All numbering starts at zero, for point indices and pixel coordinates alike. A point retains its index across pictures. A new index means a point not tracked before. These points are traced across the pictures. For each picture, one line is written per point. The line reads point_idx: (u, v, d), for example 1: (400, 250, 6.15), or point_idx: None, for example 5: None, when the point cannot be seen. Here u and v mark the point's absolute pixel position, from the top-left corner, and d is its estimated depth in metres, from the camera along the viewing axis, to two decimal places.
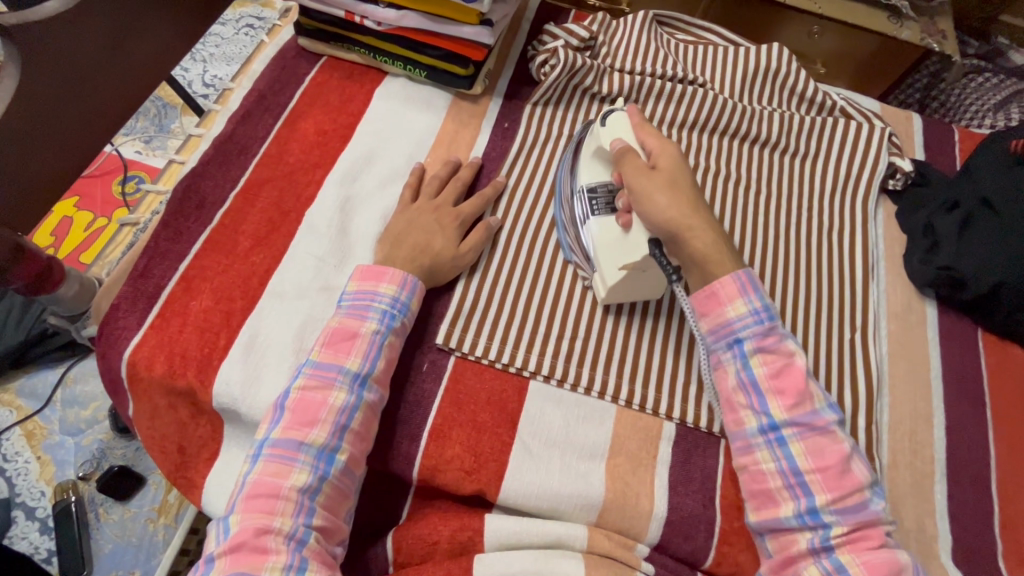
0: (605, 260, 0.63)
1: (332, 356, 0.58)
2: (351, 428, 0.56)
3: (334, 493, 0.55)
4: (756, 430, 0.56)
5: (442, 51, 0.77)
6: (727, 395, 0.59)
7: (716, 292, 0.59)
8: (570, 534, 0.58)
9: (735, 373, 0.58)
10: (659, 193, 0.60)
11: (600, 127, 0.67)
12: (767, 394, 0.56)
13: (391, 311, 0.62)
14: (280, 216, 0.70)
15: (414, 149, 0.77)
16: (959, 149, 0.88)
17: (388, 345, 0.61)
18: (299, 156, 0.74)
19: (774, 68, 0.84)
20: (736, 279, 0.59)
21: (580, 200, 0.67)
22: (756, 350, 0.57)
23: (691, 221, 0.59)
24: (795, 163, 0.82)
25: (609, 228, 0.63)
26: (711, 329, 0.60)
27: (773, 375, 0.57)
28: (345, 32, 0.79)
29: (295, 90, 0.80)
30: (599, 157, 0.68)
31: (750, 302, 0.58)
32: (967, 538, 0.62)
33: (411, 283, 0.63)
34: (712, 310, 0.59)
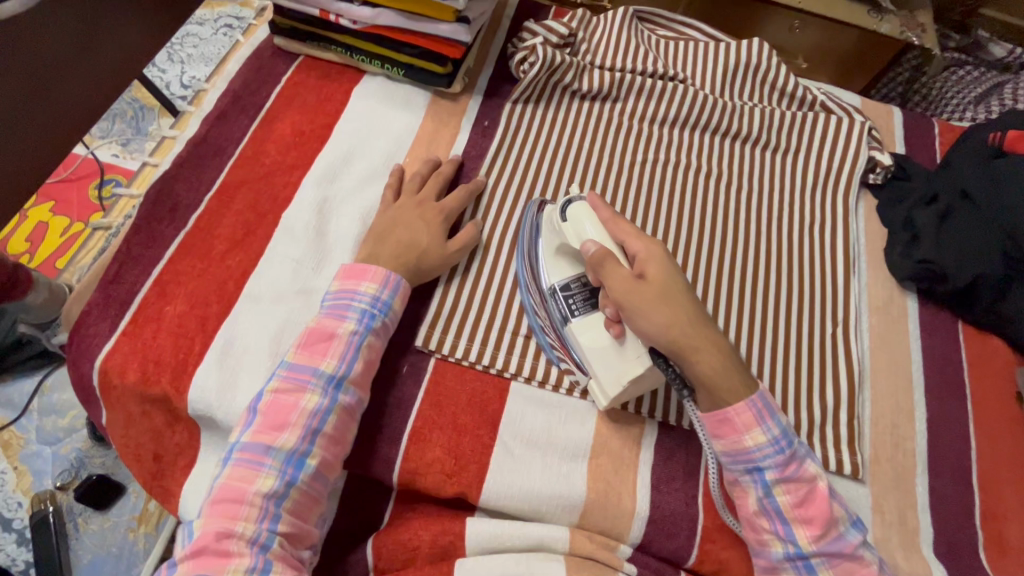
0: (605, 372, 0.58)
1: (307, 358, 0.57)
2: (324, 432, 0.55)
3: (302, 498, 0.54)
4: (782, 556, 0.53)
5: (419, 49, 0.76)
6: (749, 518, 0.55)
7: (731, 417, 0.54)
8: (552, 535, 0.58)
9: (757, 499, 0.54)
10: (656, 311, 0.53)
11: (564, 222, 0.61)
12: (793, 522, 0.53)
13: (372, 311, 0.61)
14: (257, 218, 0.69)
15: (393, 148, 0.77)
16: (939, 142, 0.89)
17: (369, 345, 0.60)
18: (276, 157, 0.73)
19: (754, 63, 0.84)
20: (752, 405, 0.54)
21: (554, 299, 0.63)
22: (778, 480, 0.53)
23: (697, 343, 0.53)
24: (776, 159, 0.81)
25: (598, 335, 0.59)
26: (728, 455, 0.55)
27: (798, 503, 0.53)
28: (321, 30, 0.78)
29: (271, 90, 0.78)
30: (565, 251, 0.64)
31: (768, 430, 0.54)
32: (948, 531, 0.62)
33: (394, 281, 0.63)
34: (726, 435, 0.54)
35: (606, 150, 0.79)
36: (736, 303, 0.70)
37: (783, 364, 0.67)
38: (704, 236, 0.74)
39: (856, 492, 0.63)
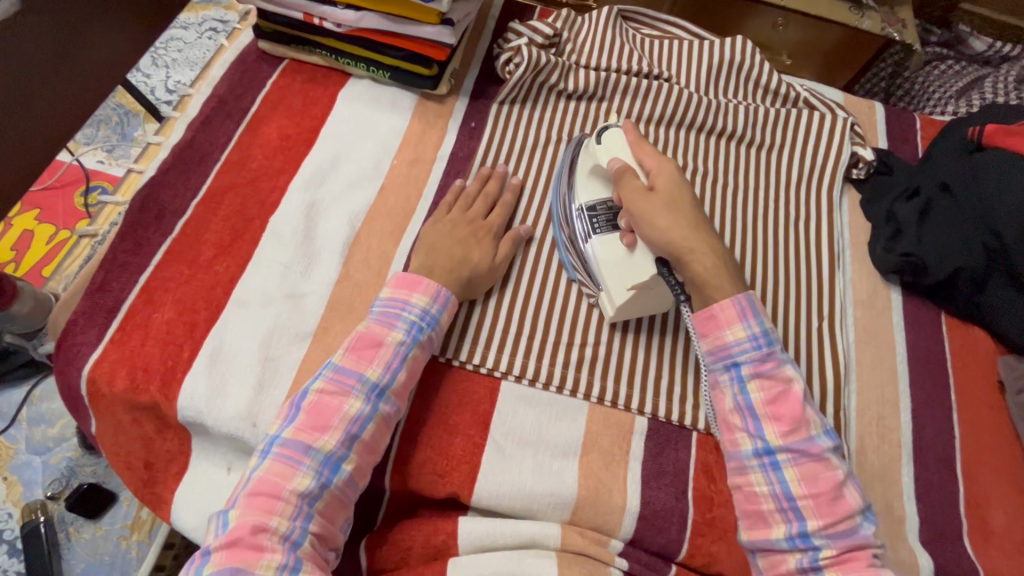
0: (612, 281, 0.63)
1: (355, 363, 0.57)
2: (361, 438, 0.56)
3: (333, 500, 0.54)
4: (751, 453, 0.55)
5: (404, 52, 0.76)
6: (723, 416, 0.57)
7: (716, 314, 0.57)
8: (544, 533, 0.58)
9: (732, 395, 0.56)
10: (661, 215, 0.59)
11: (598, 145, 0.66)
12: (764, 418, 0.55)
13: (420, 324, 0.61)
14: (244, 223, 0.69)
15: (380, 151, 0.77)
16: (920, 137, 0.90)
17: (413, 358, 0.60)
18: (262, 162, 0.73)
19: (738, 61, 0.85)
20: (737, 303, 0.57)
21: (580, 218, 0.67)
22: (753, 375, 0.56)
23: (693, 245, 0.58)
24: (761, 155, 0.82)
25: (612, 248, 0.64)
26: (710, 352, 0.58)
27: (770, 400, 0.55)
28: (305, 34, 0.78)
29: (256, 95, 0.78)
30: (597, 174, 0.68)
31: (749, 327, 0.56)
32: (932, 519, 0.63)
33: (444, 295, 0.63)
34: (710, 332, 0.57)
35: None
36: None
37: None
38: None
39: None
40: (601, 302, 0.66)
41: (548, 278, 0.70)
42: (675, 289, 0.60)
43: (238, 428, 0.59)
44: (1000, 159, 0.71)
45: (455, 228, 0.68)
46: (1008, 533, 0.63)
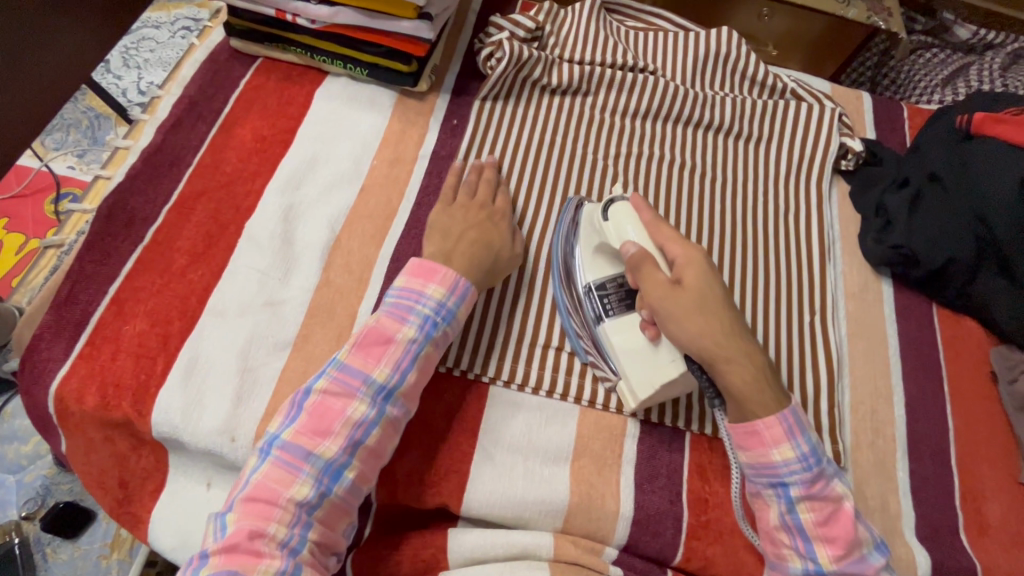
0: (635, 373, 0.58)
1: (362, 363, 0.55)
2: (365, 444, 0.54)
3: (333, 509, 0.53)
4: (801, 572, 0.52)
5: (381, 48, 0.74)
6: (769, 531, 0.54)
7: (759, 430, 0.52)
8: (536, 541, 0.57)
9: (779, 513, 0.53)
10: (691, 318, 0.53)
11: (605, 221, 0.61)
12: (815, 540, 0.52)
13: (434, 318, 0.59)
14: (218, 229, 0.66)
15: (359, 150, 0.74)
16: (908, 126, 0.89)
17: (426, 355, 0.58)
18: (236, 165, 0.71)
19: (724, 53, 0.83)
20: (784, 419, 0.52)
21: (590, 298, 0.63)
22: (803, 496, 0.52)
23: (729, 352, 0.53)
24: (750, 149, 0.81)
25: (632, 337, 0.59)
26: (753, 467, 0.53)
27: (821, 521, 0.52)
28: (279, 31, 0.75)
29: (229, 94, 0.76)
30: (604, 252, 0.63)
31: (798, 446, 0.52)
32: (928, 513, 0.63)
33: (461, 288, 0.61)
34: (753, 447, 0.53)
35: (579, 146, 0.77)
36: None
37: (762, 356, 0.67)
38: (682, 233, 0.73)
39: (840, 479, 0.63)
40: (619, 392, 0.61)
41: (535, 281, 0.68)
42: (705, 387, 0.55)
43: (216, 444, 0.57)
44: (988, 147, 0.70)
45: (468, 216, 0.66)
46: (1004, 525, 0.63)
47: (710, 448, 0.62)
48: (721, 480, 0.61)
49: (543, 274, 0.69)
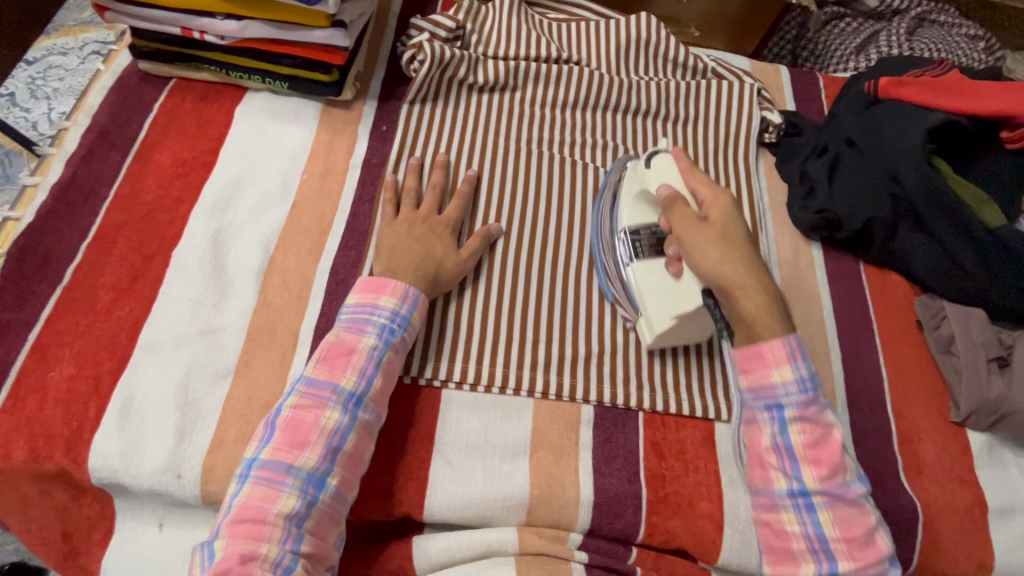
0: (655, 308, 0.63)
1: (328, 374, 0.55)
2: (343, 450, 0.54)
3: (323, 519, 0.52)
4: (786, 493, 0.55)
5: (299, 59, 0.72)
6: (758, 455, 0.57)
7: (763, 352, 0.56)
8: (501, 539, 0.57)
9: (770, 435, 0.56)
10: (712, 248, 0.59)
11: (647, 169, 0.67)
12: (802, 461, 0.54)
13: (391, 326, 0.59)
14: (144, 261, 0.64)
15: (287, 166, 0.72)
16: (824, 95, 0.93)
17: (388, 363, 0.58)
18: (158, 192, 0.68)
19: (645, 37, 0.85)
20: (786, 344, 0.56)
21: (621, 242, 0.67)
22: (796, 418, 0.55)
23: (742, 282, 0.58)
24: (679, 130, 0.83)
25: (657, 275, 0.63)
26: (752, 389, 0.57)
27: (811, 444, 0.55)
28: (188, 50, 0.73)
29: (143, 120, 0.73)
30: (644, 200, 0.68)
31: (797, 369, 0.55)
32: (870, 461, 0.66)
33: (413, 295, 0.61)
34: (754, 369, 0.57)
35: (511, 140, 0.78)
36: None
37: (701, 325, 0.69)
38: None
39: None
40: (639, 327, 0.66)
41: (478, 280, 0.69)
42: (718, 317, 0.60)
43: (161, 483, 0.55)
44: (895, 112, 0.75)
45: (412, 228, 0.67)
46: (938, 463, 0.67)
47: (662, 424, 0.64)
48: (675, 454, 0.62)
49: (488, 273, 0.69)
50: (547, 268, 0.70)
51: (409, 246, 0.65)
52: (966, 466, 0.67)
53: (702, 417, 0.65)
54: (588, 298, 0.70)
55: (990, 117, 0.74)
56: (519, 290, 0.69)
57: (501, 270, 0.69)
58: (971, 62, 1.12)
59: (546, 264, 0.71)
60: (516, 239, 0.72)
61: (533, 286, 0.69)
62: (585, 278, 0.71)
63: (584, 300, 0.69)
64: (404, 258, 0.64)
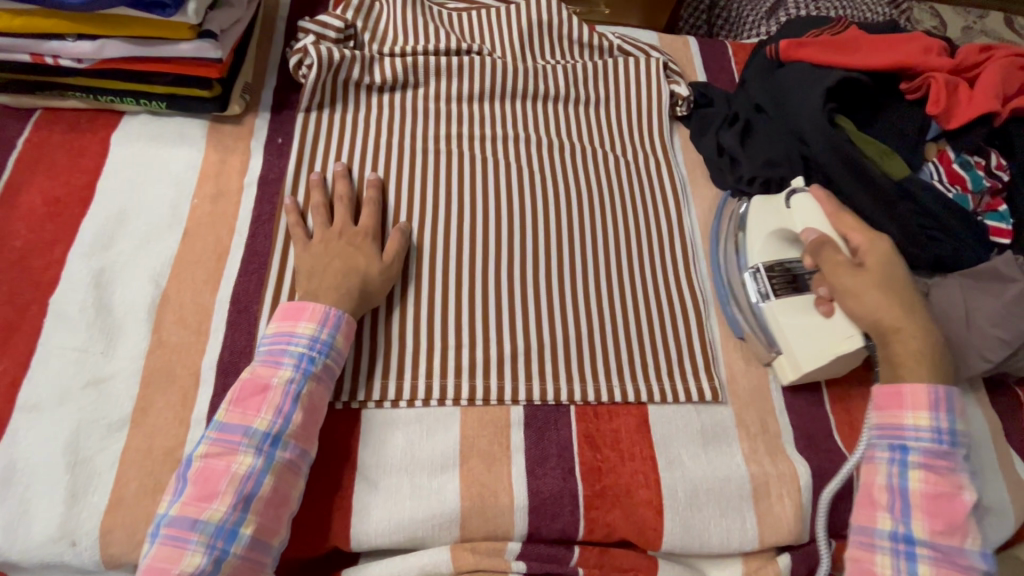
0: (803, 346, 0.63)
1: (239, 417, 0.52)
2: (259, 495, 0.50)
3: (239, 572, 0.48)
4: (888, 534, 0.54)
5: (171, 76, 0.67)
6: (868, 489, 0.57)
7: (903, 394, 0.57)
8: (434, 559, 0.55)
9: (886, 475, 0.56)
10: (870, 295, 0.59)
11: (789, 208, 0.68)
12: (916, 508, 0.54)
13: (310, 353, 0.56)
14: (17, 313, 0.58)
15: (174, 192, 0.67)
16: (733, 63, 0.93)
17: (311, 395, 0.55)
18: (28, 236, 0.62)
19: (547, 20, 0.83)
20: (933, 392, 0.56)
21: (756, 278, 0.68)
22: (920, 465, 0.55)
23: (902, 327, 0.58)
24: (592, 112, 0.81)
25: (807, 315, 0.65)
26: (879, 425, 0.58)
27: (931, 494, 0.54)
28: (45, 78, 0.66)
29: (5, 160, 0.66)
30: (779, 237, 0.69)
31: (936, 419, 0.55)
32: (805, 425, 0.65)
33: (334, 318, 0.58)
34: (888, 406, 0.57)
35: (417, 140, 0.75)
36: (579, 268, 0.70)
37: (627, 307, 0.68)
38: (537, 217, 0.72)
39: (719, 415, 0.65)
40: (778, 364, 0.66)
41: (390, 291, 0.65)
42: None
43: (52, 555, 0.50)
44: (798, 73, 0.76)
45: (328, 246, 0.63)
46: None
47: (595, 416, 0.62)
48: (610, 445, 0.61)
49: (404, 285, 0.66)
50: (465, 269, 0.67)
51: (320, 267, 0.61)
52: None
53: (634, 402, 0.63)
54: (512, 294, 0.67)
55: (886, 70, 0.74)
56: (435, 295, 0.66)
57: (415, 277, 0.66)
58: (875, 16, 1.14)
59: (463, 265, 0.68)
60: (430, 242, 0.69)
61: (451, 289, 0.66)
62: (505, 274, 0.68)
63: (507, 297, 0.67)
64: (311, 280, 0.60)
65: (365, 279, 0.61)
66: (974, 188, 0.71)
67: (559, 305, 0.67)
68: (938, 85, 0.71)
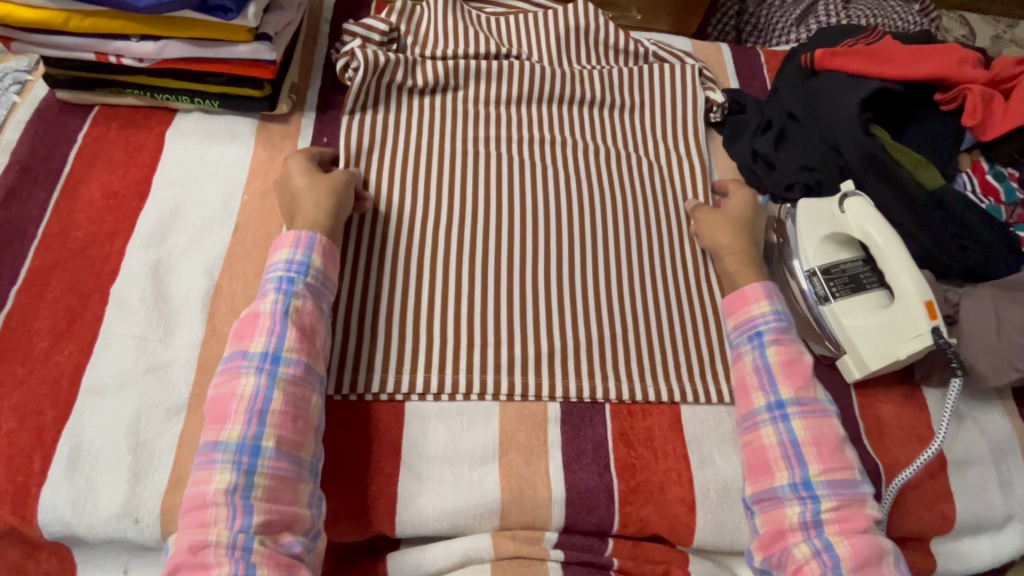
0: (868, 346, 0.65)
1: (235, 344, 0.54)
2: (271, 410, 0.52)
3: (272, 481, 0.50)
4: (764, 409, 0.58)
5: (225, 76, 0.69)
6: (741, 379, 0.61)
7: (745, 294, 0.64)
8: (475, 545, 0.57)
9: (752, 360, 0.61)
10: (711, 223, 0.71)
11: (843, 213, 0.68)
12: (779, 377, 0.59)
13: (289, 274, 0.58)
14: (80, 301, 0.61)
15: (225, 188, 0.70)
16: (766, 70, 0.94)
17: (297, 312, 0.57)
18: (89, 227, 0.65)
19: (583, 26, 0.85)
20: (764, 287, 0.64)
21: (813, 282, 0.69)
22: (773, 341, 0.61)
23: (729, 246, 0.69)
24: (626, 116, 0.83)
25: (866, 316, 0.66)
26: (735, 327, 0.64)
27: (786, 363, 0.60)
28: (107, 75, 0.69)
29: (66, 153, 0.69)
30: (832, 241, 0.70)
31: (773, 304, 0.63)
32: None
33: (307, 239, 0.60)
34: (738, 309, 0.64)
35: (456, 141, 0.77)
36: (612, 268, 0.71)
37: (658, 306, 0.70)
38: (572, 219, 0.74)
39: None
40: (841, 363, 0.68)
41: (394, 278, 0.68)
42: (949, 355, 0.61)
43: (118, 529, 0.53)
44: (834, 83, 0.76)
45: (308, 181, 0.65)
46: (897, 423, 0.67)
47: (629, 414, 0.64)
48: (644, 442, 0.63)
49: (405, 273, 0.68)
50: (503, 267, 0.70)
51: (291, 202, 0.65)
52: (925, 423, 0.68)
53: (667, 401, 0.65)
54: (549, 293, 0.69)
55: (922, 80, 0.75)
56: (467, 291, 0.68)
57: (455, 274, 0.68)
58: (907, 25, 1.14)
59: (500, 262, 0.70)
60: (469, 240, 0.71)
61: (490, 286, 0.68)
62: (543, 274, 0.70)
63: (543, 297, 0.68)
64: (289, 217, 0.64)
65: (323, 199, 0.64)
66: (1007, 199, 0.73)
67: (593, 304, 0.69)
68: (974, 96, 0.72)
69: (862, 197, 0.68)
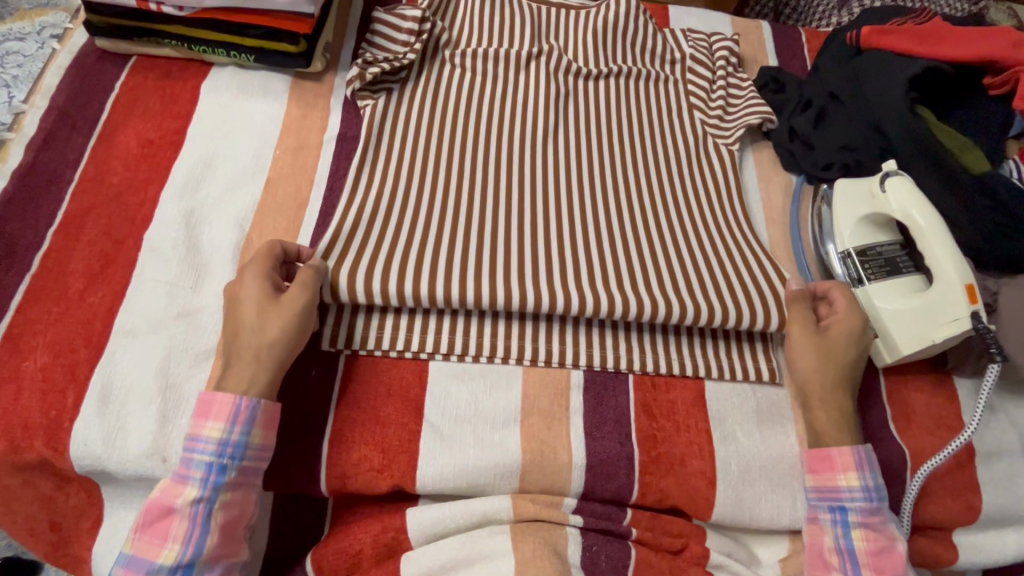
0: (901, 329, 0.63)
1: (143, 553, 0.50)
2: None
3: None
4: None
5: (263, 29, 0.69)
6: (818, 554, 0.57)
7: (832, 457, 0.58)
8: (494, 507, 0.58)
9: (833, 537, 0.57)
10: (812, 356, 0.61)
11: (884, 193, 0.67)
12: (865, 566, 0.56)
13: (219, 462, 0.52)
14: (114, 246, 0.62)
15: (258, 142, 0.70)
16: (807, 50, 0.91)
17: (224, 507, 0.52)
18: (124, 174, 0.66)
19: (620, 20, 0.85)
20: (856, 454, 0.58)
21: (846, 262, 0.68)
22: (859, 523, 0.57)
23: (825, 396, 0.61)
24: (659, 93, 0.82)
25: (901, 299, 0.64)
26: (816, 488, 0.59)
27: (875, 551, 0.56)
28: (147, 24, 0.70)
29: (104, 101, 0.70)
30: (869, 222, 0.69)
31: (864, 477, 0.58)
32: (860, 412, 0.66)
33: (245, 411, 0.53)
34: (822, 471, 0.59)
35: (489, 112, 0.76)
36: None
37: None
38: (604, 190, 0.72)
39: (776, 395, 0.65)
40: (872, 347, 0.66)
41: None
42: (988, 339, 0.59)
43: (144, 468, 0.54)
44: (877, 61, 0.74)
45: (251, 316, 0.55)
46: (927, 412, 0.66)
47: (653, 386, 0.64)
48: (666, 414, 0.62)
49: None
50: None
51: (236, 326, 0.56)
52: (956, 414, 0.66)
53: (692, 376, 0.64)
54: None
55: (971, 62, 0.73)
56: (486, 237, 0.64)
57: None
58: (952, 11, 1.11)
59: None
60: None
61: None
62: None
63: None
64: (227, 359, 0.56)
65: (273, 338, 0.55)
66: None
67: None
68: None
69: (905, 176, 0.67)
